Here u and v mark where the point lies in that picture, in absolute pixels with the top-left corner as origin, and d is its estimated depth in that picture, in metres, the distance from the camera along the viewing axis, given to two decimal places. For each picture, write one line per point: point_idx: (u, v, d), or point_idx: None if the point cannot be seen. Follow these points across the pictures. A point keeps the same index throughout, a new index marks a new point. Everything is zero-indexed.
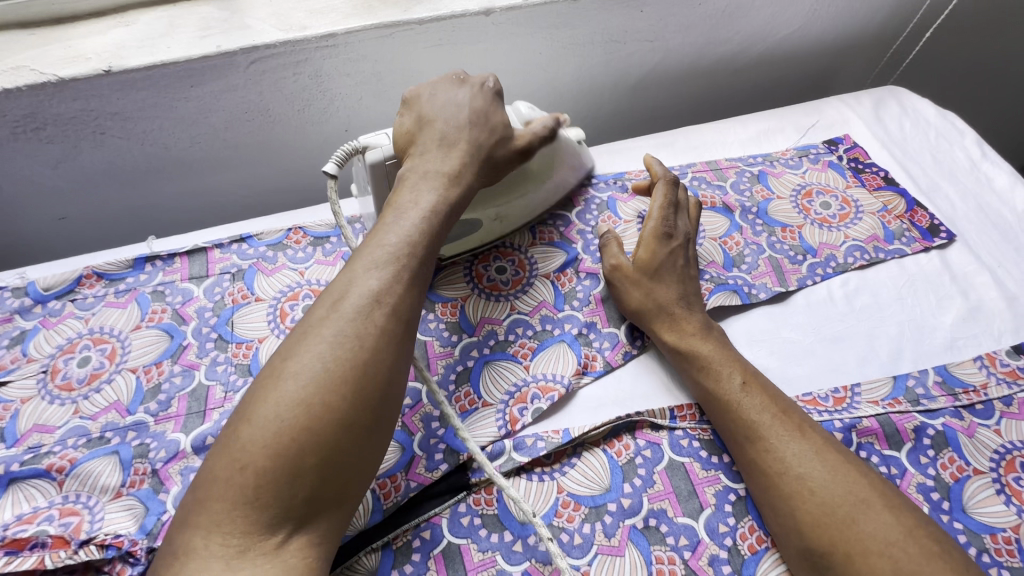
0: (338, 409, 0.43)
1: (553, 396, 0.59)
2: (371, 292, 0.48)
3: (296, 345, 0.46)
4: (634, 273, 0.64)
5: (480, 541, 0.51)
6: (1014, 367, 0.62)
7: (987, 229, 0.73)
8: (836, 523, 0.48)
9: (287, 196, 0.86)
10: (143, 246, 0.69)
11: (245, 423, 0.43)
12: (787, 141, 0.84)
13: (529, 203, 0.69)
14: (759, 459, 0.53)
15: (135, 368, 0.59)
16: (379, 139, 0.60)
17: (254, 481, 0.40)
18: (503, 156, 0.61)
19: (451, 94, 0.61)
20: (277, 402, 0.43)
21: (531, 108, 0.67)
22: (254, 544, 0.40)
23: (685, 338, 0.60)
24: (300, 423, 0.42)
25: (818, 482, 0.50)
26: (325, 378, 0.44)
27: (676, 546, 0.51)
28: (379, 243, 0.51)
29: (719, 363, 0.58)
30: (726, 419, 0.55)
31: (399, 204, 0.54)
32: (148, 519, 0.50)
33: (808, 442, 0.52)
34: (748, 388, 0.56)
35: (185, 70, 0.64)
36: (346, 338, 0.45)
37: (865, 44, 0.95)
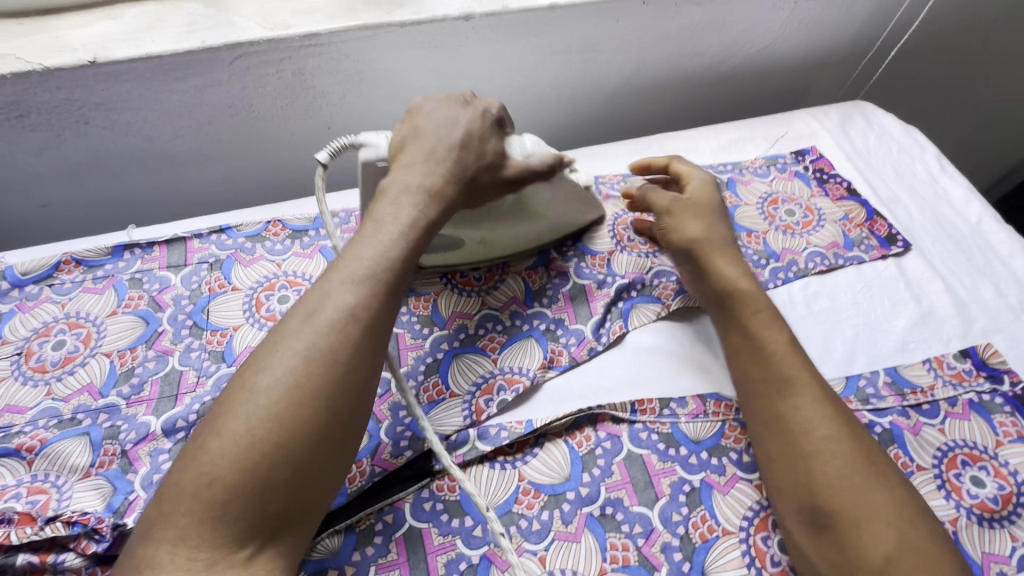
0: (308, 424, 0.44)
1: (518, 388, 0.61)
2: (346, 307, 0.48)
3: (268, 358, 0.46)
4: (684, 212, 0.69)
5: (441, 526, 0.53)
6: (960, 370, 0.65)
7: (942, 239, 0.77)
8: (849, 484, 0.50)
9: (269, 191, 0.87)
10: (123, 235, 0.71)
11: (215, 436, 0.43)
12: (756, 151, 0.87)
13: (514, 234, 0.68)
14: (788, 413, 0.54)
15: (109, 352, 0.61)
16: (376, 139, 0.60)
17: (223, 495, 0.41)
18: (488, 182, 0.60)
19: (452, 112, 0.61)
20: (249, 416, 0.43)
21: (537, 143, 0.63)
22: (222, 557, 0.40)
23: (734, 283, 0.63)
24: (273, 438, 0.43)
25: (841, 444, 0.52)
26: (297, 393, 0.44)
27: (631, 533, 0.53)
28: (356, 257, 0.51)
29: (767, 317, 0.61)
30: (763, 367, 0.58)
31: (378, 216, 0.55)
32: (115, 498, 0.51)
33: (838, 410, 0.55)
34: (793, 343, 0.59)
35: (169, 64, 0.66)
36: (319, 352, 0.46)
37: (835, 61, 0.99)
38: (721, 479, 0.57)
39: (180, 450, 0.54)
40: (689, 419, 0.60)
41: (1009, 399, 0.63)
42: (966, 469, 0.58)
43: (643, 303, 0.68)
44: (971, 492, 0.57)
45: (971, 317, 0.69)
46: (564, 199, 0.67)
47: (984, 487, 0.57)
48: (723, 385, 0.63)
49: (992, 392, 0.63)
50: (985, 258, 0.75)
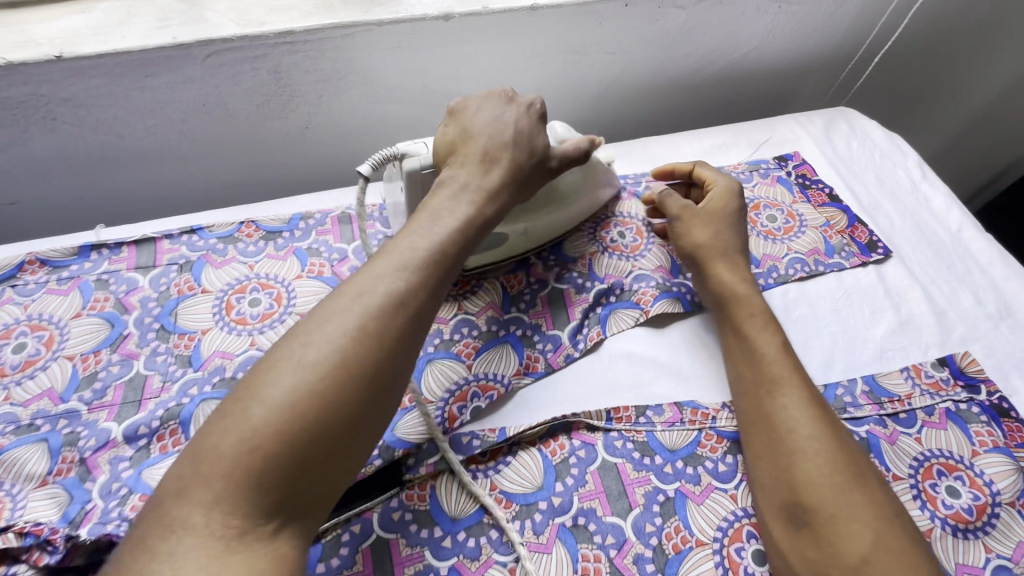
0: (349, 406, 0.43)
1: (492, 395, 0.60)
2: (395, 293, 0.48)
3: (317, 332, 0.45)
4: (694, 217, 0.70)
5: (409, 537, 0.52)
6: (937, 379, 0.64)
7: (922, 246, 0.77)
8: (831, 484, 0.51)
9: (245, 191, 0.86)
10: (90, 234, 0.69)
11: (257, 402, 0.42)
12: (739, 156, 0.86)
13: (554, 221, 0.70)
14: (775, 412, 0.56)
15: (72, 356, 0.59)
16: (419, 149, 0.62)
17: (260, 465, 0.40)
18: (539, 177, 0.62)
19: (498, 111, 0.61)
20: (293, 388, 0.42)
21: (567, 129, 0.68)
22: (251, 528, 0.40)
23: (730, 287, 0.65)
24: (314, 415, 0.42)
25: (826, 445, 0.53)
26: (342, 371, 0.44)
27: (603, 544, 0.53)
28: (408, 246, 0.51)
29: (762, 320, 0.62)
30: (755, 367, 0.59)
31: (433, 209, 0.55)
32: (72, 508, 0.49)
33: (823, 412, 0.56)
34: (785, 348, 0.60)
35: (139, 60, 0.64)
36: (367, 334, 0.45)
37: (819, 66, 0.99)
38: (696, 488, 0.56)
39: (141, 458, 0.53)
40: (666, 427, 0.59)
41: (985, 408, 0.62)
42: (941, 479, 0.58)
43: (623, 309, 0.68)
44: (947, 502, 0.56)
45: (948, 325, 0.69)
46: (591, 181, 0.71)
47: (959, 497, 0.56)
48: (699, 392, 0.63)
49: (968, 402, 0.63)
50: (965, 267, 0.74)
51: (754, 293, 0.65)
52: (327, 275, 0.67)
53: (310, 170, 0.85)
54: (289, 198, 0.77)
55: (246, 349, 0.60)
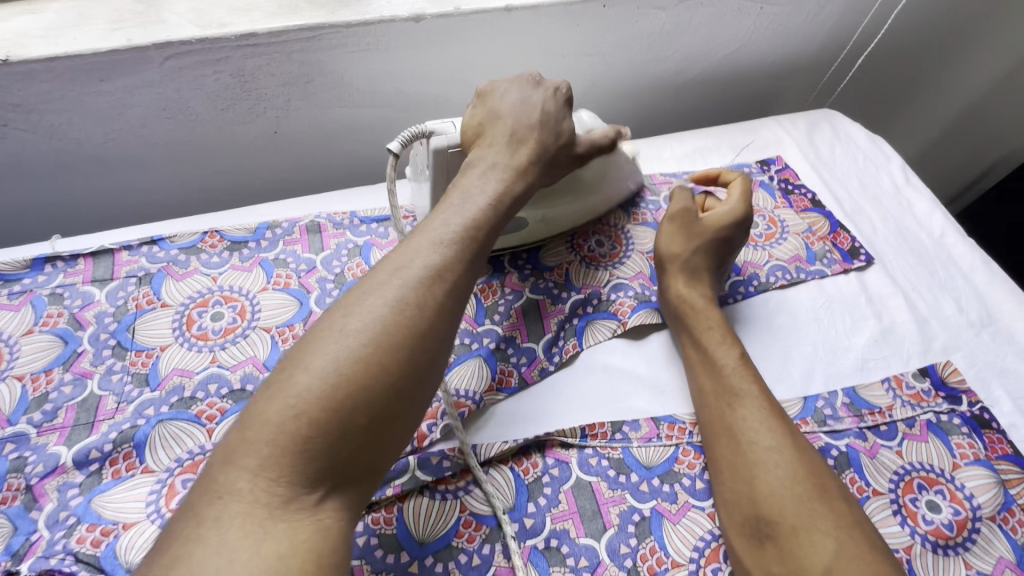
0: (390, 375, 0.41)
1: (463, 412, 0.58)
2: (432, 266, 0.46)
3: (358, 304, 0.44)
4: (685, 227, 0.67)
5: (374, 563, 0.50)
6: (918, 390, 0.63)
7: (904, 252, 0.75)
8: (791, 497, 0.50)
9: (212, 197, 0.83)
10: (46, 246, 0.66)
11: (301, 369, 0.40)
12: (721, 160, 0.85)
13: (575, 210, 0.69)
14: (735, 424, 0.54)
15: (21, 375, 0.56)
16: (447, 129, 0.60)
17: (306, 430, 0.38)
18: (565, 159, 0.61)
19: (526, 93, 0.60)
20: (338, 356, 0.41)
21: (594, 118, 0.66)
22: (296, 497, 0.38)
23: (691, 298, 0.63)
24: (357, 383, 0.40)
25: (786, 457, 0.52)
26: (384, 340, 0.42)
27: (576, 567, 0.51)
28: (443, 222, 0.50)
29: (720, 330, 0.61)
30: (714, 380, 0.58)
31: (464, 187, 0.54)
32: (15, 539, 0.47)
33: (783, 424, 0.54)
34: (743, 359, 0.59)
35: (93, 63, 0.61)
36: (408, 305, 0.44)
37: (803, 68, 0.98)
38: (672, 507, 0.55)
39: (91, 484, 0.50)
40: (642, 443, 0.58)
41: (966, 420, 0.61)
42: (922, 494, 0.56)
43: (600, 319, 0.66)
44: (927, 518, 0.55)
45: (930, 334, 0.68)
46: (617, 171, 0.69)
47: (939, 513, 0.55)
48: (677, 406, 0.61)
49: (949, 413, 0.62)
50: (947, 273, 0.74)
51: (710, 304, 0.63)
52: (293, 287, 0.64)
53: (280, 175, 0.83)
54: (256, 207, 0.74)
55: (206, 366, 0.57)
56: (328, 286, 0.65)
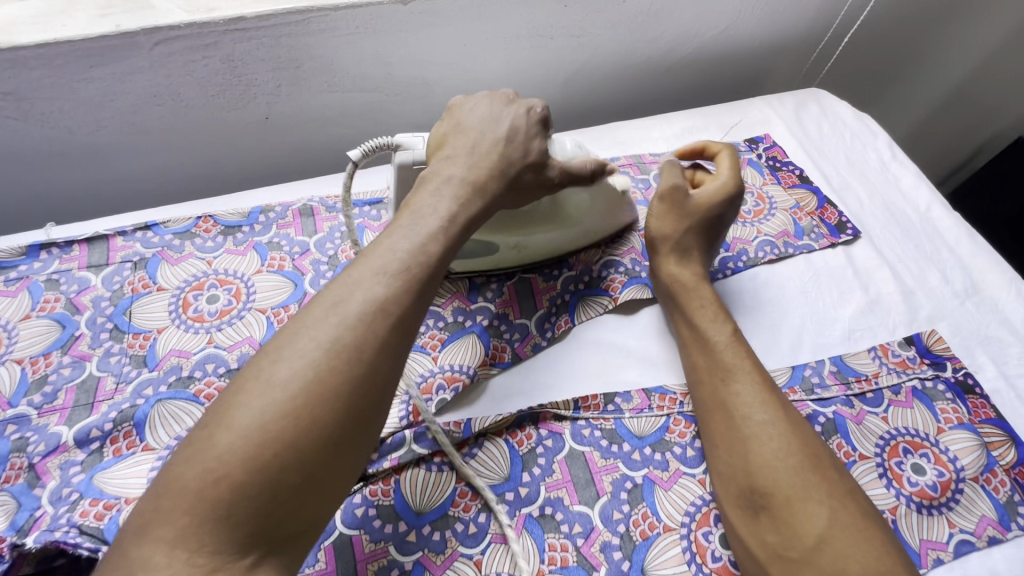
0: (324, 426, 0.39)
1: (457, 386, 0.59)
2: (375, 300, 0.43)
3: (288, 346, 0.41)
4: (678, 202, 0.66)
5: (373, 532, 0.51)
6: (904, 357, 0.65)
7: (891, 226, 0.77)
8: (785, 468, 0.50)
9: (205, 185, 0.84)
10: (41, 233, 0.67)
11: (223, 427, 0.38)
12: (710, 139, 0.86)
13: (550, 240, 0.65)
14: (727, 400, 0.55)
15: (20, 359, 0.57)
16: (413, 142, 0.57)
17: (228, 496, 0.36)
18: (532, 180, 0.56)
19: (496, 110, 0.57)
20: (263, 410, 0.38)
21: (577, 147, 0.60)
22: (222, 565, 0.35)
23: (683, 277, 0.64)
24: (287, 438, 0.38)
25: (779, 430, 0.52)
26: (316, 389, 0.39)
27: (570, 533, 0.52)
28: (391, 248, 0.46)
29: (711, 307, 0.62)
30: (706, 358, 0.58)
31: (416, 207, 0.50)
32: (20, 515, 0.48)
33: (774, 399, 0.55)
34: (734, 336, 0.60)
35: (82, 50, 0.61)
36: (343, 348, 0.41)
37: (791, 47, 0.98)
38: (664, 474, 0.56)
39: (93, 462, 0.51)
40: (634, 414, 0.59)
41: (950, 385, 0.63)
42: (907, 457, 0.58)
43: (592, 296, 0.67)
44: (912, 480, 0.56)
45: (916, 304, 0.69)
46: (600, 205, 0.65)
47: (924, 475, 0.57)
48: (667, 377, 0.62)
49: (934, 379, 0.63)
50: (933, 246, 0.75)
51: (701, 281, 0.64)
52: (288, 269, 0.65)
53: (272, 160, 0.83)
54: (250, 192, 0.75)
55: (203, 347, 0.58)
56: (322, 268, 0.66)
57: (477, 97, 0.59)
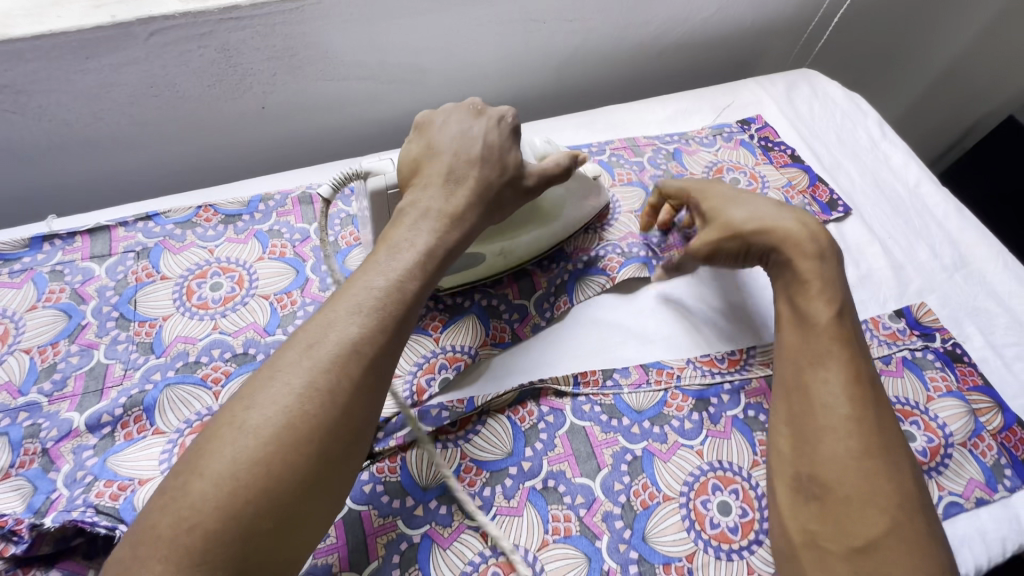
0: (298, 471, 0.38)
1: (459, 365, 0.60)
2: (349, 341, 0.42)
3: (260, 392, 0.40)
4: (716, 209, 0.63)
5: (381, 508, 0.52)
6: (895, 330, 0.66)
7: (881, 203, 0.78)
8: (856, 465, 0.47)
9: (203, 176, 0.84)
10: (42, 226, 0.67)
11: (195, 476, 0.37)
12: (703, 121, 0.86)
13: (535, 240, 0.65)
14: (809, 384, 0.51)
15: (29, 349, 0.58)
16: (383, 166, 0.56)
17: (201, 546, 0.35)
18: (511, 197, 0.56)
19: (465, 125, 0.56)
20: (235, 457, 0.38)
21: (547, 143, 0.62)
22: None
23: (789, 250, 0.57)
24: (260, 485, 0.37)
25: (864, 429, 0.48)
26: (288, 435, 0.39)
27: (573, 504, 0.54)
28: (366, 285, 0.45)
29: (822, 283, 0.55)
30: (801, 338, 0.54)
31: (393, 241, 0.49)
32: (36, 498, 0.49)
33: (865, 394, 0.50)
34: (839, 319, 0.53)
35: (78, 41, 0.62)
36: (316, 392, 0.40)
37: (782, 29, 0.99)
38: (663, 446, 0.57)
39: (105, 446, 0.52)
40: (632, 389, 0.60)
41: (939, 355, 0.65)
42: (898, 425, 0.59)
43: (590, 276, 0.68)
44: None
45: (906, 278, 0.71)
46: (576, 196, 0.67)
47: (914, 441, 0.58)
48: (664, 353, 0.64)
49: (924, 349, 0.65)
50: (923, 221, 0.76)
51: (819, 254, 0.57)
52: (289, 256, 0.66)
53: (269, 149, 0.84)
54: (248, 181, 0.75)
55: (209, 333, 0.59)
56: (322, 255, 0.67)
57: (442, 110, 0.58)
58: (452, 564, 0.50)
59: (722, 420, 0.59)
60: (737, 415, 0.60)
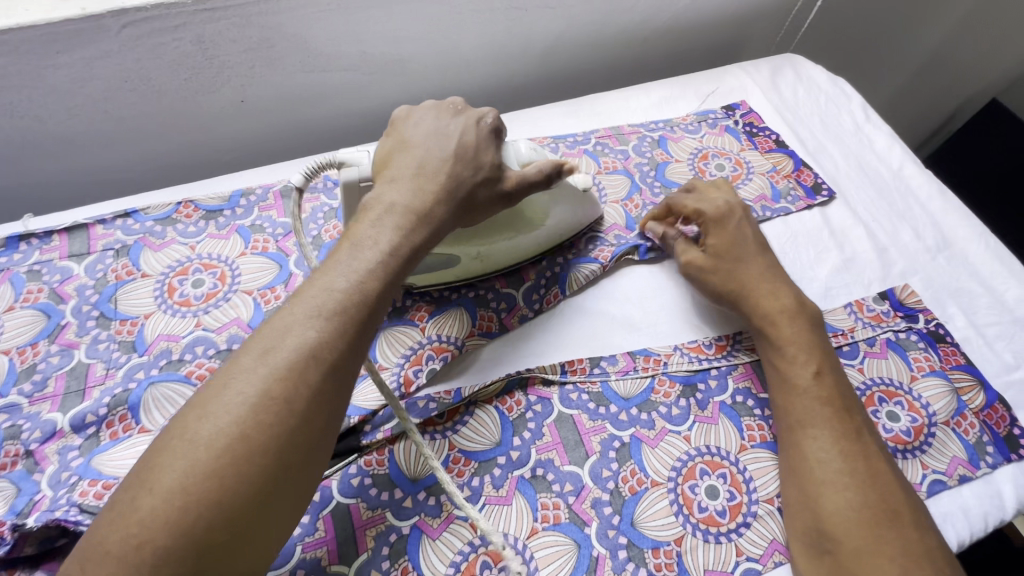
0: (253, 483, 0.38)
1: (445, 356, 0.60)
2: (306, 346, 0.42)
3: (212, 402, 0.39)
4: (717, 253, 0.64)
5: (369, 500, 0.52)
6: (879, 312, 0.67)
7: (866, 186, 0.78)
8: (857, 519, 0.48)
9: (184, 172, 0.83)
10: (19, 225, 0.66)
11: (146, 490, 0.37)
12: (688, 107, 0.86)
13: (512, 247, 0.64)
14: (800, 443, 0.53)
15: (7, 350, 0.57)
16: (357, 158, 0.55)
17: (154, 560, 0.35)
18: (486, 198, 0.55)
19: (442, 122, 0.56)
20: (186, 469, 0.37)
21: (534, 150, 0.60)
22: None
23: (768, 313, 0.60)
24: (213, 498, 0.37)
25: (857, 481, 0.50)
26: (241, 446, 0.38)
27: (561, 492, 0.54)
28: (326, 286, 0.44)
29: (798, 344, 0.58)
30: (785, 401, 0.56)
31: (356, 238, 0.48)
32: (20, 500, 0.48)
33: (856, 444, 0.52)
34: (820, 377, 0.56)
35: (48, 34, 0.60)
36: (271, 401, 0.40)
37: (766, 14, 0.99)
38: (651, 432, 0.57)
39: (91, 446, 0.52)
40: (619, 376, 0.61)
41: (923, 336, 0.65)
42: (882, 406, 0.60)
43: (579, 264, 0.68)
44: (887, 426, 0.59)
45: (890, 260, 0.71)
46: (564, 205, 0.64)
47: (898, 421, 0.59)
48: (650, 340, 0.64)
49: (907, 330, 0.65)
50: (906, 203, 0.77)
51: (792, 313, 0.60)
52: (272, 250, 0.65)
53: (250, 143, 0.82)
54: (229, 176, 0.74)
55: (192, 331, 0.59)
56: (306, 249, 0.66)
57: (420, 108, 0.58)
58: (441, 554, 0.50)
59: (710, 405, 0.60)
60: (725, 400, 0.60)
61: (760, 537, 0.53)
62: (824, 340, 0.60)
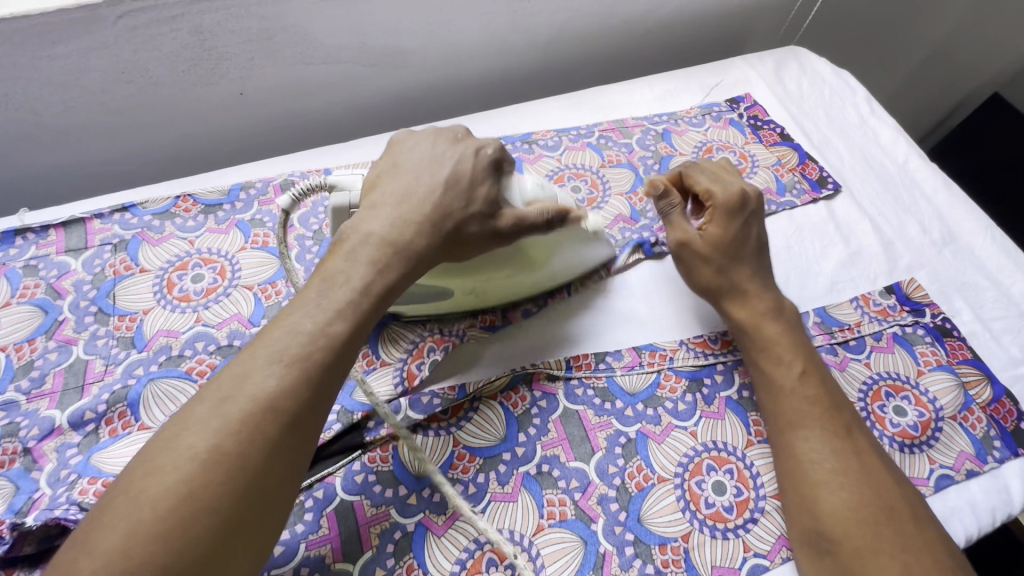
0: (200, 545, 0.35)
1: (447, 347, 0.59)
2: (264, 395, 0.40)
3: (162, 456, 0.37)
4: (712, 238, 0.61)
5: (374, 497, 0.52)
6: (885, 306, 0.66)
7: (871, 180, 0.78)
8: (855, 518, 0.48)
9: (182, 165, 0.82)
10: (14, 220, 0.65)
11: (84, 556, 0.34)
12: (692, 100, 0.85)
13: (509, 286, 0.60)
14: (791, 444, 0.53)
15: (4, 346, 0.56)
16: (347, 182, 0.53)
17: None
18: (476, 233, 0.51)
19: (439, 148, 0.54)
20: (127, 532, 0.35)
21: (540, 187, 0.55)
22: None
23: (753, 312, 0.59)
24: (154, 562, 0.34)
25: (852, 480, 0.49)
26: (190, 504, 0.36)
27: (567, 489, 0.53)
28: (291, 329, 0.43)
29: (782, 345, 0.57)
30: (774, 402, 0.55)
31: (327, 274, 0.46)
32: (18, 498, 0.48)
33: (847, 442, 0.52)
34: (806, 376, 0.55)
35: (43, 25, 0.59)
36: (224, 456, 0.38)
37: (770, 7, 0.98)
38: (657, 428, 0.57)
39: (90, 444, 0.51)
40: (625, 372, 0.60)
41: (929, 330, 0.65)
42: (889, 400, 0.60)
43: None
44: (894, 421, 0.58)
45: (895, 254, 0.71)
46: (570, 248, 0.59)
47: (905, 416, 0.59)
48: (656, 335, 0.63)
49: (914, 324, 0.65)
50: (911, 197, 0.76)
51: (774, 313, 0.59)
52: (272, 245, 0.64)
53: (249, 136, 0.81)
54: (229, 170, 0.73)
55: (192, 326, 0.58)
56: (307, 244, 0.65)
57: (421, 133, 0.56)
58: (447, 551, 0.50)
59: (716, 400, 0.59)
60: (731, 395, 0.60)
61: (767, 533, 0.52)
62: (809, 345, 0.59)
